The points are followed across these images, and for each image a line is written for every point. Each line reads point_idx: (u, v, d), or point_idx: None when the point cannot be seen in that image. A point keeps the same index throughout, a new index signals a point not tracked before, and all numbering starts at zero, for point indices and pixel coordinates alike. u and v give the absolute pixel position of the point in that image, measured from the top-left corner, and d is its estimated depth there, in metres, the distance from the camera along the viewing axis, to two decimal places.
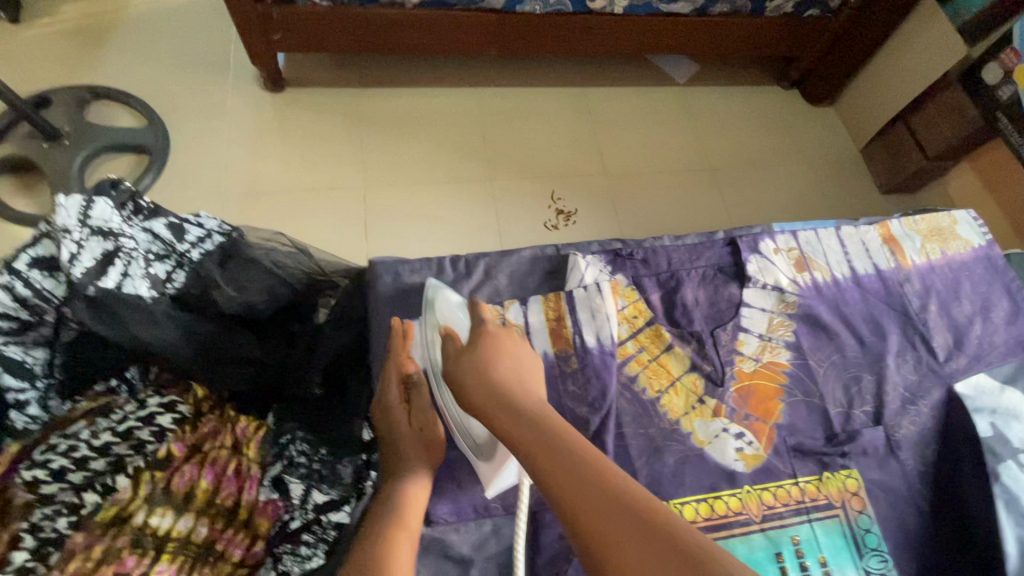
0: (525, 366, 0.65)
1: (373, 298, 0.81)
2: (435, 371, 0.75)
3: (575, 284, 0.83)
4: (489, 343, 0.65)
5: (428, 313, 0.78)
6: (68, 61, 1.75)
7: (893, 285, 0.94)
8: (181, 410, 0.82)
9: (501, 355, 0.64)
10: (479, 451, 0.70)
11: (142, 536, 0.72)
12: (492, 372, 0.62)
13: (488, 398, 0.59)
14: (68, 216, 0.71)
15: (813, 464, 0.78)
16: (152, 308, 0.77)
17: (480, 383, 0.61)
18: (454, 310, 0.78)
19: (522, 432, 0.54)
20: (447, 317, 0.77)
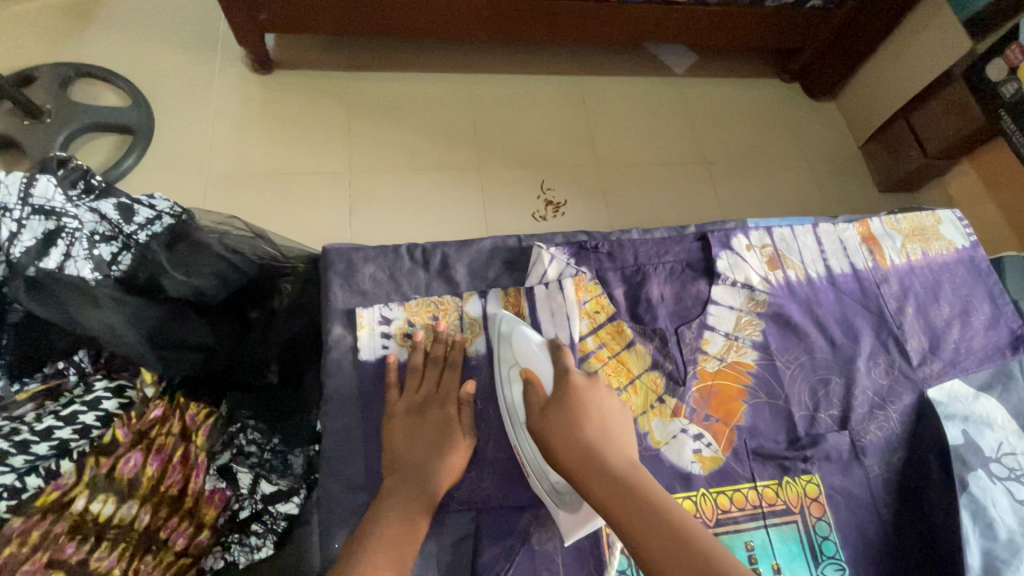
0: (615, 416, 0.63)
1: (324, 285, 0.78)
2: (513, 412, 0.70)
3: (535, 280, 0.81)
4: (576, 390, 0.63)
5: (506, 351, 0.74)
6: (53, 37, 1.72)
7: (870, 285, 0.91)
8: (129, 396, 0.78)
9: (587, 405, 0.62)
10: (559, 499, 0.66)
11: (83, 522, 0.71)
12: (579, 429, 0.60)
13: (577, 461, 0.58)
14: (8, 194, 0.71)
15: (773, 468, 0.76)
16: (95, 291, 0.74)
17: (568, 439, 0.59)
18: (532, 351, 0.71)
19: (610, 497, 0.55)
20: (527, 356, 0.71)
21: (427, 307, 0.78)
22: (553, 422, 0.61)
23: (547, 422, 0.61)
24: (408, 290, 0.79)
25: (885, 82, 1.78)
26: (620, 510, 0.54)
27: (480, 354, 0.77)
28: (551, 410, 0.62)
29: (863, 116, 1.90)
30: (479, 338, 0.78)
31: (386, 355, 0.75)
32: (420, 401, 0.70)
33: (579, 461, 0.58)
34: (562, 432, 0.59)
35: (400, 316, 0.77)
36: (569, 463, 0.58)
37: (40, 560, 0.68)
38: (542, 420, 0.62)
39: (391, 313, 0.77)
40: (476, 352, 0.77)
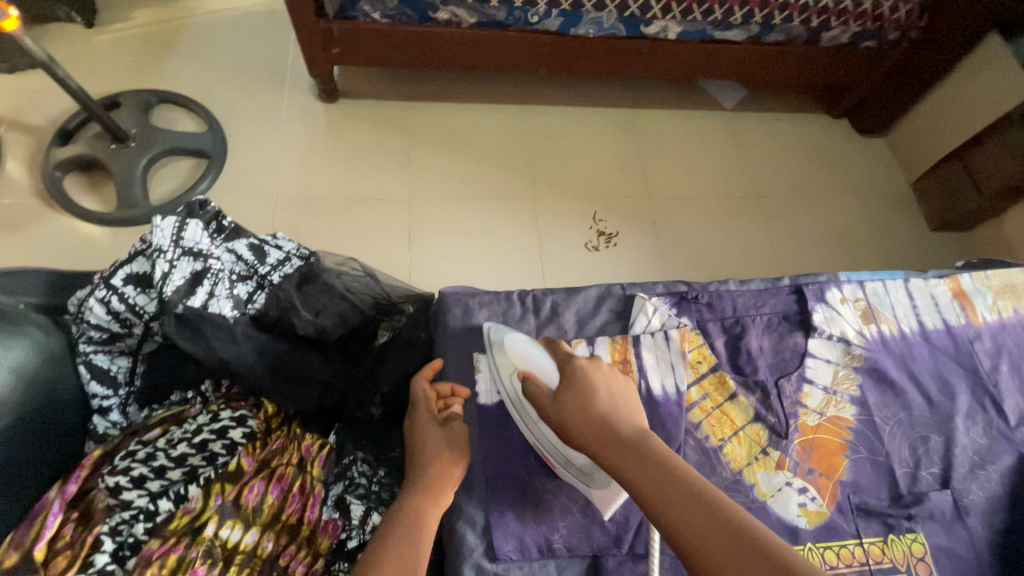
0: (620, 392, 0.64)
1: (442, 330, 0.83)
2: (523, 409, 0.73)
3: (641, 330, 0.84)
4: (579, 370, 0.64)
5: (500, 355, 0.75)
6: (137, 65, 1.83)
7: (964, 341, 0.92)
8: (251, 426, 0.85)
9: (593, 384, 0.64)
10: (589, 479, 0.69)
11: (213, 547, 0.74)
12: (592, 403, 0.61)
13: (595, 434, 0.59)
14: (163, 237, 0.77)
15: (877, 525, 0.77)
16: (233, 328, 0.79)
17: (582, 415, 0.61)
18: (527, 348, 0.74)
19: (613, 453, 0.58)
20: (522, 358, 0.73)
21: None
22: (566, 402, 0.62)
23: (559, 405, 0.63)
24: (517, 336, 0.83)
25: (938, 121, 1.80)
26: (635, 476, 0.56)
27: None
28: (560, 389, 0.64)
29: (915, 155, 1.91)
30: None
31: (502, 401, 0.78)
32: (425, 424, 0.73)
33: (595, 436, 0.59)
34: (576, 412, 0.61)
35: None
36: (586, 438, 0.60)
37: None
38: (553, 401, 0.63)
39: None
40: None
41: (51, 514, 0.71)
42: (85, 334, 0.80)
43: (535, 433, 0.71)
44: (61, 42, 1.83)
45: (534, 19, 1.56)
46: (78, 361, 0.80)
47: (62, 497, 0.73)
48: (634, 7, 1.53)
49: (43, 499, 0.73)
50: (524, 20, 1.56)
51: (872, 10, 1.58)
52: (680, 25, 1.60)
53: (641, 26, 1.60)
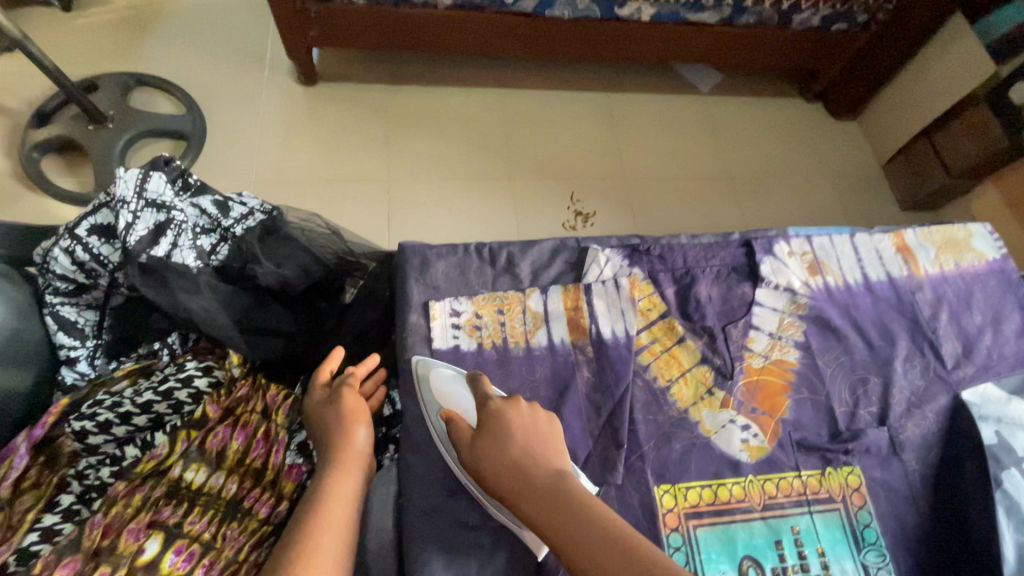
0: (539, 430, 0.67)
1: (400, 280, 0.85)
2: (447, 447, 0.74)
3: (592, 279, 0.87)
4: (491, 415, 0.67)
5: (426, 392, 0.76)
6: (115, 49, 1.83)
7: (905, 292, 0.96)
8: (217, 375, 0.86)
9: (509, 425, 0.66)
10: (520, 521, 0.69)
11: (177, 489, 0.78)
12: (506, 450, 0.65)
13: (510, 480, 0.63)
14: (127, 188, 0.79)
15: (816, 459, 0.81)
16: (197, 277, 0.82)
17: (495, 462, 0.64)
18: (451, 385, 0.75)
19: (528, 500, 0.62)
20: (446, 397, 0.74)
21: (493, 302, 0.85)
22: (481, 451, 0.66)
23: (475, 451, 0.66)
24: (474, 286, 0.86)
25: (907, 101, 1.84)
26: (541, 513, 0.60)
27: (542, 345, 0.83)
28: (479, 435, 0.67)
29: (885, 135, 1.96)
30: (541, 330, 0.84)
31: (456, 345, 0.82)
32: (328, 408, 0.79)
33: (509, 482, 0.63)
34: (493, 461, 0.64)
35: (468, 309, 0.83)
36: (503, 485, 0.64)
37: (142, 520, 0.75)
38: (470, 449, 0.67)
39: (460, 306, 0.84)
40: (539, 343, 0.83)
41: (17, 456, 0.75)
42: (51, 286, 0.83)
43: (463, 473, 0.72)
44: (38, 26, 1.84)
45: (509, 1, 1.58)
46: (46, 312, 0.83)
47: (28, 441, 0.76)
48: None
49: (11, 444, 0.76)
50: (499, 2, 1.58)
51: None
52: (653, 7, 1.63)
53: (615, 8, 1.62)
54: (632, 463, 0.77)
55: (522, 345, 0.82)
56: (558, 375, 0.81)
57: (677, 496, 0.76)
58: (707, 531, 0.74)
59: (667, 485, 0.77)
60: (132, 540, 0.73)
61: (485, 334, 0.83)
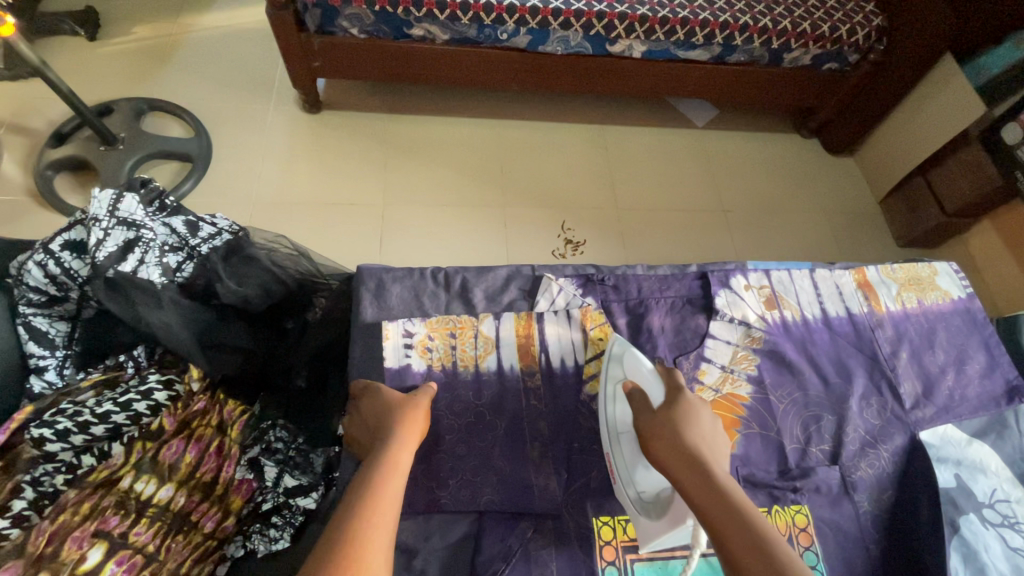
0: (716, 436, 0.67)
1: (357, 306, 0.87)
2: (613, 425, 0.77)
3: (545, 306, 0.90)
4: (683, 402, 0.68)
5: (614, 367, 0.80)
6: (134, 76, 1.94)
7: (865, 328, 0.96)
8: (177, 389, 0.88)
9: (696, 418, 0.66)
10: (643, 509, 0.71)
11: (127, 499, 0.80)
12: (686, 434, 0.64)
13: (682, 461, 0.62)
14: (100, 207, 0.84)
15: (763, 496, 0.80)
16: (159, 293, 0.84)
17: (671, 438, 0.64)
18: (644, 373, 0.77)
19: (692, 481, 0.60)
20: (636, 375, 0.77)
21: (446, 325, 0.86)
22: (663, 425, 0.66)
23: (656, 420, 0.66)
24: (428, 310, 0.88)
25: (903, 139, 1.82)
26: (704, 500, 0.58)
27: (492, 370, 0.84)
28: (662, 410, 0.67)
29: (881, 172, 1.96)
30: (491, 355, 0.86)
31: (408, 364, 0.83)
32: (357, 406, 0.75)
33: (677, 458, 0.62)
34: (671, 434, 0.64)
35: (421, 331, 0.85)
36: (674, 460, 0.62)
37: (88, 529, 0.76)
38: (652, 418, 0.67)
39: (414, 327, 0.85)
40: (488, 367, 0.84)
41: None
42: (24, 297, 0.86)
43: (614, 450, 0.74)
44: (64, 53, 1.95)
45: (503, 37, 1.64)
46: (18, 322, 0.86)
47: None
48: (598, 26, 1.61)
49: None
50: (494, 38, 1.64)
51: (829, 33, 1.65)
52: (644, 44, 1.68)
53: (607, 45, 1.67)
54: (570, 494, 0.77)
55: (472, 370, 0.84)
56: (504, 402, 0.82)
57: (615, 529, 0.75)
58: (643, 566, 0.73)
59: (606, 516, 0.76)
60: (75, 548, 0.75)
61: (435, 356, 0.84)
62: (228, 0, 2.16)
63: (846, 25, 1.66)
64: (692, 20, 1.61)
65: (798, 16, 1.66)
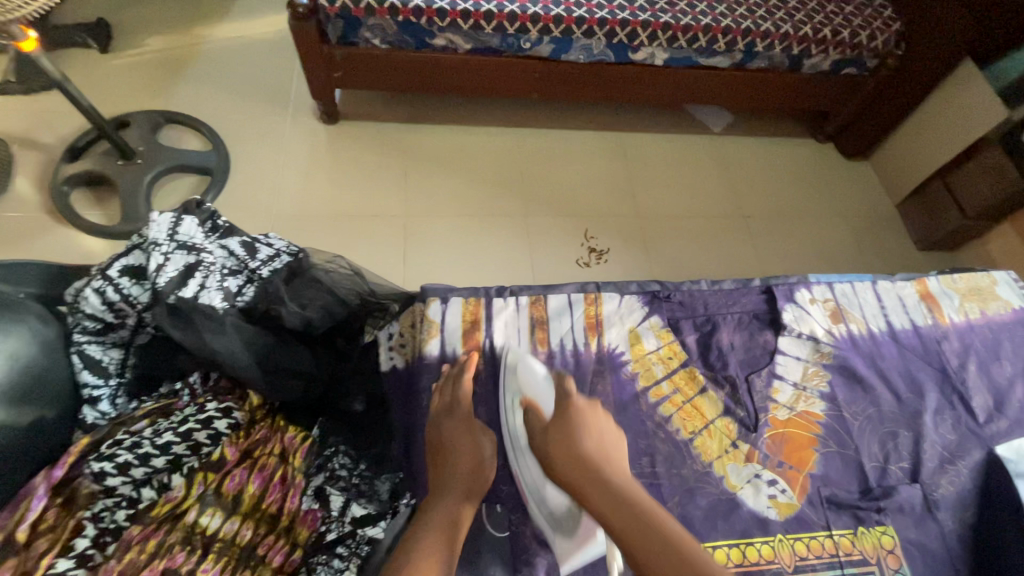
0: (610, 440, 0.68)
1: (447, 295, 0.90)
2: (514, 437, 0.78)
3: (612, 313, 0.90)
4: (575, 413, 0.69)
5: (511, 379, 0.81)
6: (148, 88, 1.90)
7: (931, 341, 0.94)
8: (236, 417, 0.87)
9: (586, 427, 0.67)
10: (557, 525, 0.72)
11: (193, 534, 0.78)
12: (581, 447, 0.65)
13: (578, 477, 0.62)
14: (159, 231, 0.82)
15: (847, 518, 0.78)
16: (222, 319, 0.82)
17: (569, 459, 0.63)
18: (536, 381, 0.78)
19: (595, 497, 0.60)
20: (529, 386, 0.78)
21: None
22: (556, 444, 0.66)
23: (547, 441, 0.66)
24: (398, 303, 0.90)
25: (924, 143, 1.79)
26: (606, 510, 0.58)
27: (433, 354, 0.85)
28: (552, 427, 0.67)
29: (900, 174, 1.93)
30: (435, 339, 0.87)
31: None
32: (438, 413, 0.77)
33: (580, 477, 0.62)
34: (564, 450, 0.65)
35: None
36: (570, 477, 0.62)
37: (155, 568, 0.74)
38: (544, 437, 0.67)
39: None
40: (431, 351, 0.85)
41: (34, 498, 0.74)
42: (79, 325, 0.83)
43: (521, 468, 0.76)
44: (76, 65, 1.91)
45: (526, 46, 1.62)
46: (72, 350, 0.82)
47: (47, 482, 0.76)
48: (621, 34, 1.60)
49: (29, 484, 0.76)
50: (517, 47, 1.63)
51: (849, 39, 1.65)
52: (666, 52, 1.67)
53: (629, 52, 1.66)
54: None
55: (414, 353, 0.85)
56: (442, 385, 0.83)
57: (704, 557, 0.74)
58: None
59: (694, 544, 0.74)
60: None
61: None
62: (239, 12, 2.13)
63: (865, 30, 1.65)
64: (714, 27, 1.60)
65: (819, 22, 1.65)
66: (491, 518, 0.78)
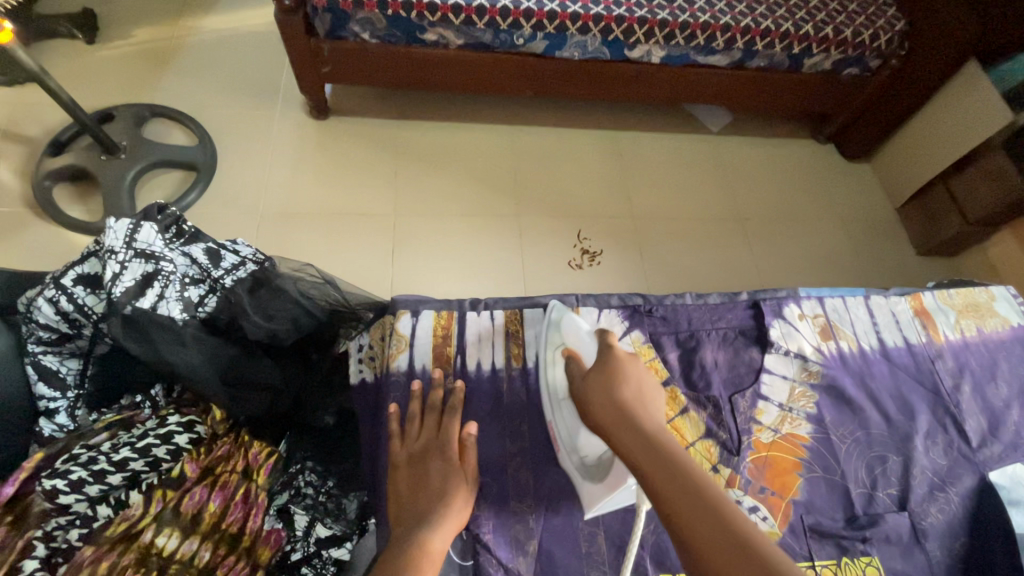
0: (649, 391, 0.67)
1: (418, 307, 0.87)
2: (554, 389, 0.78)
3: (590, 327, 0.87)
4: (613, 359, 0.69)
5: (556, 334, 0.82)
6: (133, 81, 1.85)
7: (924, 360, 0.91)
8: (198, 431, 0.84)
9: (625, 375, 0.67)
10: (586, 473, 0.72)
11: (148, 555, 0.74)
12: (616, 391, 0.65)
13: (613, 416, 0.62)
14: (116, 238, 0.78)
15: (831, 547, 0.75)
16: (181, 331, 0.80)
17: (605, 402, 0.64)
18: (581, 336, 0.79)
19: (627, 442, 0.60)
20: (572, 339, 0.79)
21: None
22: (593, 387, 0.67)
23: (586, 383, 0.68)
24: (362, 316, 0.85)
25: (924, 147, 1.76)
26: (636, 453, 0.58)
27: (401, 369, 0.82)
28: (591, 374, 0.68)
29: (901, 178, 1.88)
30: (403, 354, 0.83)
31: None
32: (420, 449, 0.72)
33: (614, 419, 0.62)
34: (600, 391, 0.65)
35: None
36: (604, 417, 0.63)
37: None
38: (584, 381, 0.68)
39: None
40: (398, 367, 0.82)
41: None
42: (33, 334, 0.79)
43: (558, 413, 0.77)
44: (58, 57, 1.86)
45: (519, 42, 1.57)
46: (26, 361, 0.79)
47: None
48: (617, 31, 1.55)
49: None
50: (509, 43, 1.57)
51: (852, 37, 1.60)
52: (663, 49, 1.61)
53: (625, 50, 1.61)
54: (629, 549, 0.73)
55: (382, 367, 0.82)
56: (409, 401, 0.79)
57: None
58: None
59: None
60: None
61: None
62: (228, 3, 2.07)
63: (868, 29, 1.60)
64: (713, 24, 1.55)
65: (821, 20, 1.60)
66: (457, 543, 0.72)
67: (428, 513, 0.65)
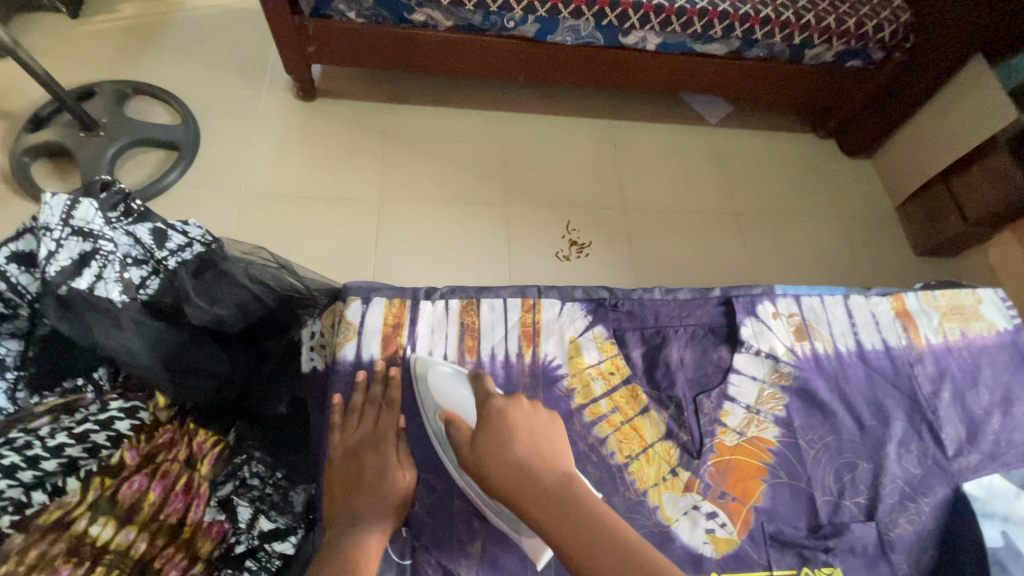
0: (542, 432, 0.59)
1: (370, 294, 0.84)
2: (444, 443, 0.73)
3: (551, 319, 0.83)
4: (495, 413, 0.58)
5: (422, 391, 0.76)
6: (111, 55, 1.75)
7: (903, 363, 0.87)
8: (141, 418, 0.81)
9: (510, 426, 0.57)
10: (517, 527, 0.68)
11: (80, 544, 0.73)
12: (511, 450, 0.56)
13: (513, 489, 0.54)
14: (51, 215, 0.74)
15: (791, 557, 0.72)
16: (119, 314, 0.78)
17: (502, 477, 0.55)
18: (449, 384, 0.74)
19: (536, 509, 0.53)
20: (443, 398, 0.74)
21: None
22: (482, 455, 0.56)
23: (474, 453, 0.57)
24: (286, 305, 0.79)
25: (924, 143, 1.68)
26: (552, 523, 0.52)
27: (347, 359, 0.79)
28: (478, 441, 0.57)
29: (902, 175, 1.81)
30: (351, 343, 0.81)
31: None
32: (357, 442, 0.70)
33: (517, 489, 0.54)
34: (492, 461, 0.55)
35: None
36: (507, 491, 0.54)
37: None
38: (471, 451, 0.57)
39: None
40: (345, 357, 0.79)
41: None
42: None
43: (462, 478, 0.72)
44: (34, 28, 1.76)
45: (510, 25, 1.50)
46: None
47: None
48: (611, 16, 1.48)
49: None
50: (500, 26, 1.50)
51: (855, 29, 1.53)
52: (659, 36, 1.54)
53: (619, 36, 1.54)
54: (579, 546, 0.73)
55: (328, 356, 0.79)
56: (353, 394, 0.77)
57: None
58: None
59: None
60: None
61: None
62: None
63: (873, 20, 1.52)
64: (710, 11, 1.48)
65: (823, 9, 1.53)
66: (396, 543, 0.71)
67: (363, 513, 0.63)
